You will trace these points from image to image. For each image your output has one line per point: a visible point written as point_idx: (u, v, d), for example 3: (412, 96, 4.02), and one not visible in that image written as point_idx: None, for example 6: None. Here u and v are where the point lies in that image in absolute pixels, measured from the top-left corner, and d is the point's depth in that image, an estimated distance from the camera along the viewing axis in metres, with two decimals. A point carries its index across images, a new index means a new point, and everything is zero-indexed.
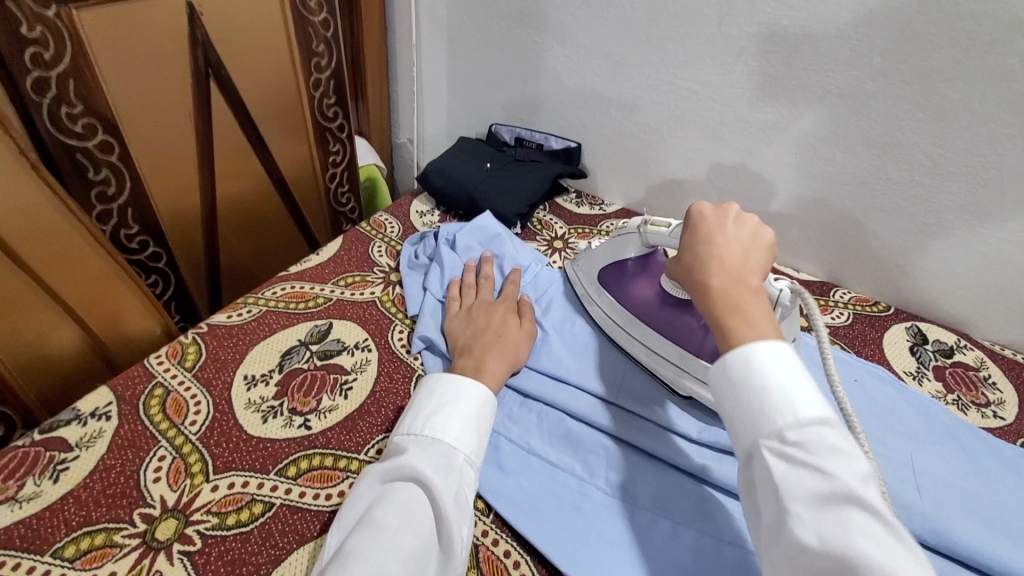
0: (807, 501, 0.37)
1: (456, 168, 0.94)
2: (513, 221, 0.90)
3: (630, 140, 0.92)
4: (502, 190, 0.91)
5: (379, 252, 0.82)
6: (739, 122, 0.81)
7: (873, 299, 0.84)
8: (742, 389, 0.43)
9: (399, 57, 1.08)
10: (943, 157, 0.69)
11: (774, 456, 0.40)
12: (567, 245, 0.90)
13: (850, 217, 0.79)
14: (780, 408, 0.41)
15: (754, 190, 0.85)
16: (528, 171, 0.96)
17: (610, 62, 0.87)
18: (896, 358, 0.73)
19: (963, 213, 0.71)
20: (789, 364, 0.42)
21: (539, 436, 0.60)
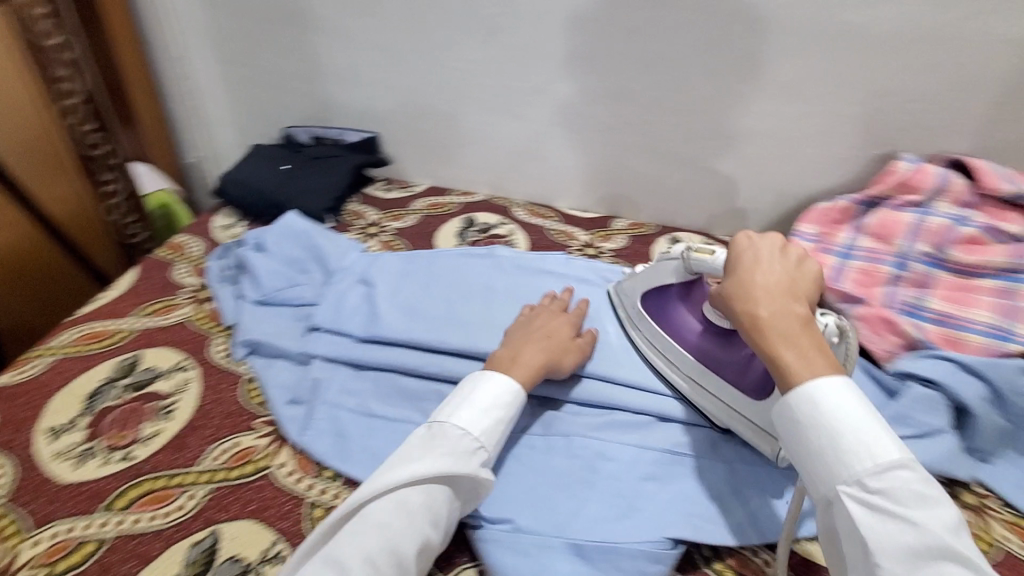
0: (901, 557, 0.40)
1: (252, 177, 0.93)
2: (324, 217, 0.92)
3: (421, 122, 0.98)
4: (305, 189, 0.92)
5: (183, 272, 0.79)
6: (505, 91, 0.90)
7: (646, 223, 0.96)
8: (808, 435, 0.46)
9: (167, 69, 1.02)
10: (659, 97, 0.83)
11: (853, 500, 0.42)
12: (380, 230, 0.92)
13: (611, 160, 0.92)
14: (856, 451, 0.43)
15: (533, 150, 0.95)
16: (328, 167, 0.97)
17: (383, 52, 0.92)
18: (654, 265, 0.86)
19: (687, 140, 0.86)
20: (858, 404, 0.45)
21: (376, 399, 0.64)
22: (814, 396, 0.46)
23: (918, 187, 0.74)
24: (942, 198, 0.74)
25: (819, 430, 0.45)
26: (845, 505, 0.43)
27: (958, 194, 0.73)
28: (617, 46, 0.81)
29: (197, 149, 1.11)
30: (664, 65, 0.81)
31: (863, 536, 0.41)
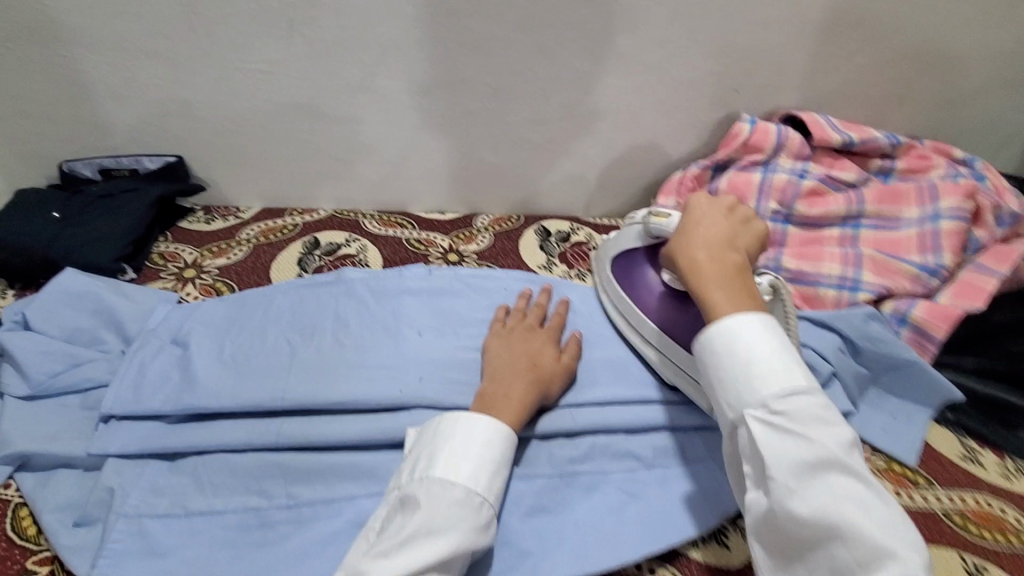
0: (791, 470, 0.42)
1: (9, 231, 0.72)
2: (116, 269, 0.74)
3: (232, 141, 0.81)
4: (92, 239, 0.74)
5: None
6: (325, 94, 0.76)
7: (509, 214, 0.91)
8: (725, 366, 0.47)
9: None
10: (496, 82, 0.75)
11: (759, 425, 0.44)
12: (201, 270, 0.78)
13: (461, 154, 0.84)
14: (764, 379, 0.45)
15: (373, 155, 0.83)
16: (118, 207, 0.77)
17: (160, 61, 0.72)
18: (530, 258, 0.83)
19: (536, 123, 0.80)
20: (766, 337, 0.46)
21: (199, 491, 0.53)
22: (734, 334, 0.47)
23: (760, 147, 0.77)
24: (784, 154, 0.77)
25: (738, 360, 0.46)
26: (746, 427, 0.45)
27: (795, 149, 0.77)
28: (444, 38, 0.71)
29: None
30: (495, 48, 0.72)
31: (764, 457, 0.43)
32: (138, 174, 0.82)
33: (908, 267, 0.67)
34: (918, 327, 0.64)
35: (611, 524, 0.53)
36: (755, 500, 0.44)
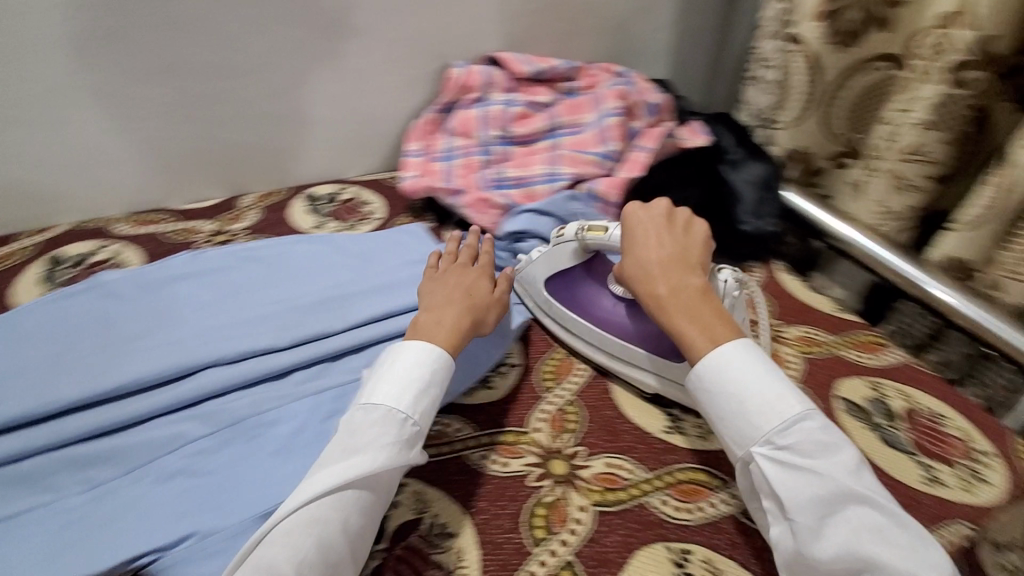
0: (819, 513, 0.46)
1: None
2: None
3: None
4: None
5: None
6: (22, 98, 0.72)
7: (273, 189, 0.94)
8: (717, 395, 0.52)
9: None
10: (212, 60, 0.79)
11: (766, 459, 0.49)
12: None
13: (203, 140, 0.85)
14: (762, 412, 0.50)
15: (103, 156, 0.80)
16: None
17: None
18: (301, 222, 0.88)
19: (267, 95, 0.85)
20: (754, 364, 0.52)
21: None
22: (721, 357, 0.53)
23: (472, 85, 0.91)
24: (492, 89, 0.92)
25: (728, 395, 0.52)
26: (758, 465, 0.50)
27: (499, 84, 0.92)
28: (138, 21, 0.72)
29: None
30: (196, 27, 0.76)
31: (780, 492, 0.48)
32: None
33: (590, 157, 0.87)
34: (601, 199, 0.85)
35: None
36: (779, 536, 0.48)
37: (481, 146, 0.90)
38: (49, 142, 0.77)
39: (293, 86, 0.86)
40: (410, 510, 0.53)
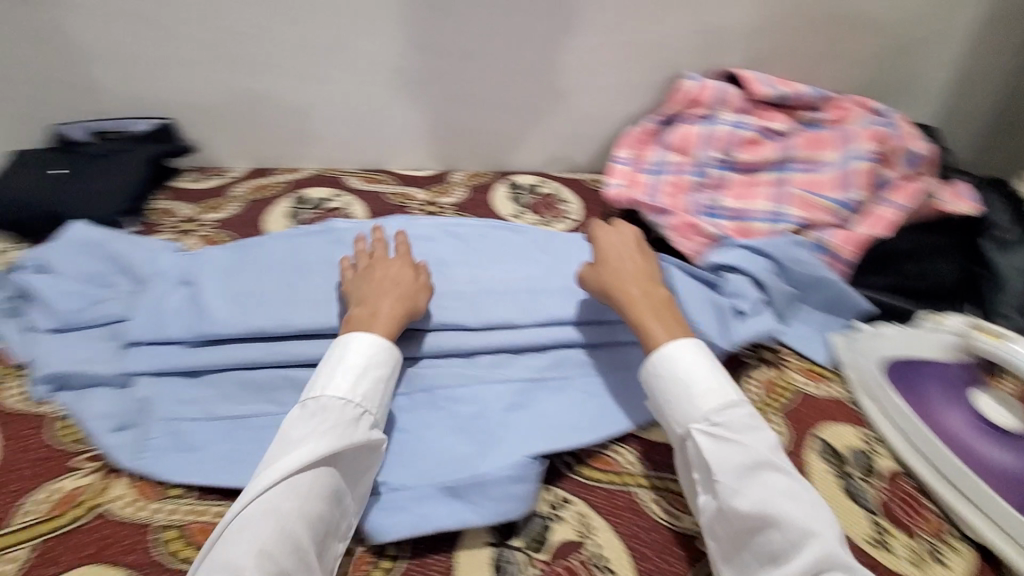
0: (734, 474, 0.53)
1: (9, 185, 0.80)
2: (122, 221, 0.83)
3: (137, 83, 0.92)
4: (86, 193, 0.82)
5: None
6: (213, 33, 0.88)
7: (482, 171, 1.09)
8: (670, 382, 0.59)
9: None
10: (391, 39, 0.91)
11: (704, 435, 0.56)
12: (197, 224, 0.88)
13: (416, 96, 0.99)
14: (705, 399, 0.57)
15: (305, 113, 0.99)
16: (116, 161, 0.87)
17: (54, 29, 0.86)
18: (503, 210, 0.98)
19: (456, 76, 0.96)
20: (704, 361, 0.59)
21: (181, 411, 0.61)
22: (672, 359, 0.60)
23: (633, 140, 0.97)
24: (686, 117, 0.95)
25: (683, 384, 0.58)
26: (694, 438, 0.56)
27: (697, 112, 0.94)
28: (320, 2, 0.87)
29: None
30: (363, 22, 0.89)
31: (709, 460, 0.55)
32: (130, 136, 0.95)
33: (827, 202, 0.86)
34: (833, 251, 0.84)
35: (576, 415, 0.64)
36: (708, 504, 0.55)
37: (653, 170, 0.94)
38: (258, 91, 0.95)
39: (490, 82, 0.98)
40: (546, 504, 0.58)
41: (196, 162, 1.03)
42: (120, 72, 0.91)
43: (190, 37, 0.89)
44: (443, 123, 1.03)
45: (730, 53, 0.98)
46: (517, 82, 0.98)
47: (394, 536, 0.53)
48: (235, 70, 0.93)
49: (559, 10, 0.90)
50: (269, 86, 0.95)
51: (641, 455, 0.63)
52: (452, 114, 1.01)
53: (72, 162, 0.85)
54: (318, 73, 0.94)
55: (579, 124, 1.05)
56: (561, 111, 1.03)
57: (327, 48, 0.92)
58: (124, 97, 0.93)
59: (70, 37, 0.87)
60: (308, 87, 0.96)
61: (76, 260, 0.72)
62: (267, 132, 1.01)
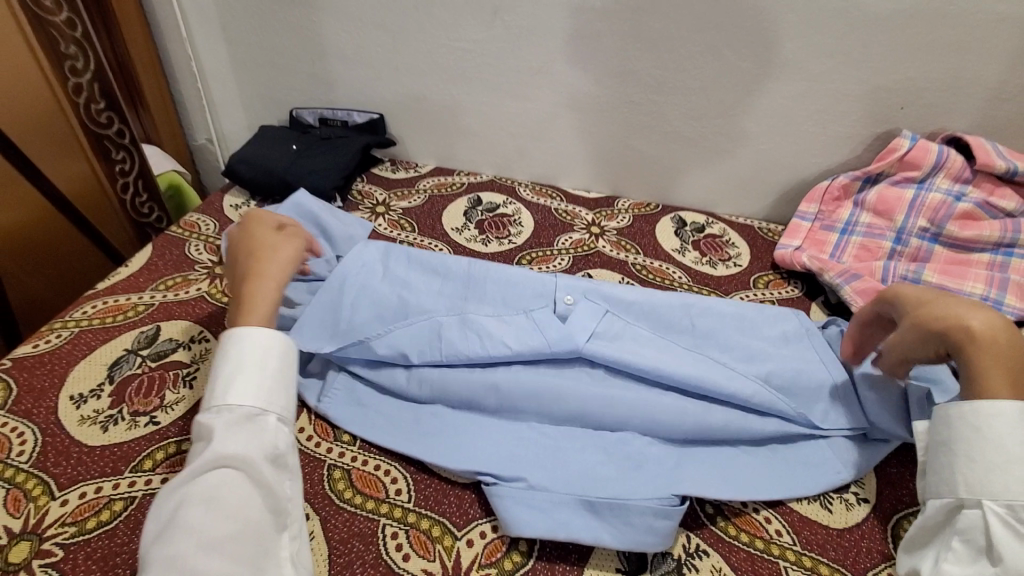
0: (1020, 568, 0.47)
1: (260, 155, 0.96)
2: (333, 196, 0.95)
3: (377, 84, 1.06)
4: (312, 168, 0.95)
5: (198, 250, 0.85)
6: (447, 53, 0.99)
7: (648, 201, 1.10)
8: (973, 443, 0.52)
9: (172, 54, 1.09)
10: (605, 76, 0.96)
11: (995, 517, 0.49)
12: (390, 209, 0.99)
13: (610, 124, 1.02)
14: (1014, 481, 0.49)
15: (501, 124, 1.07)
16: (335, 146, 1.01)
17: (318, 38, 1.02)
18: (665, 242, 0.98)
19: (653, 112, 0.98)
20: (1022, 442, 0.50)
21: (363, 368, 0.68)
22: (988, 419, 0.52)
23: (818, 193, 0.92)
24: (894, 177, 0.87)
25: (1001, 453, 0.50)
26: (986, 515, 0.49)
27: (908, 174, 0.86)
28: (547, 38, 0.94)
29: (207, 132, 1.19)
30: (581, 60, 0.95)
31: (992, 537, 0.48)
32: (348, 125, 1.09)
33: None
34: None
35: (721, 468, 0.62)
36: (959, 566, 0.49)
37: (844, 229, 0.89)
38: (468, 105, 1.05)
39: (683, 123, 0.98)
40: (682, 546, 0.57)
41: (390, 153, 1.15)
42: (354, 71, 1.05)
43: (421, 48, 0.99)
44: (620, 149, 1.05)
45: (958, 118, 0.88)
46: (708, 120, 0.97)
47: (531, 532, 0.54)
48: (447, 79, 1.02)
49: (769, 55, 0.88)
50: (472, 97, 1.04)
51: (796, 529, 0.59)
52: (636, 146, 1.04)
53: (305, 141, 1.00)
54: (525, 95, 1.02)
55: (761, 171, 1.02)
56: (746, 154, 1.00)
57: (533, 68, 0.98)
58: (352, 92, 1.07)
59: (323, 38, 1.02)
60: (506, 102, 1.03)
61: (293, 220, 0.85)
62: (456, 136, 1.10)
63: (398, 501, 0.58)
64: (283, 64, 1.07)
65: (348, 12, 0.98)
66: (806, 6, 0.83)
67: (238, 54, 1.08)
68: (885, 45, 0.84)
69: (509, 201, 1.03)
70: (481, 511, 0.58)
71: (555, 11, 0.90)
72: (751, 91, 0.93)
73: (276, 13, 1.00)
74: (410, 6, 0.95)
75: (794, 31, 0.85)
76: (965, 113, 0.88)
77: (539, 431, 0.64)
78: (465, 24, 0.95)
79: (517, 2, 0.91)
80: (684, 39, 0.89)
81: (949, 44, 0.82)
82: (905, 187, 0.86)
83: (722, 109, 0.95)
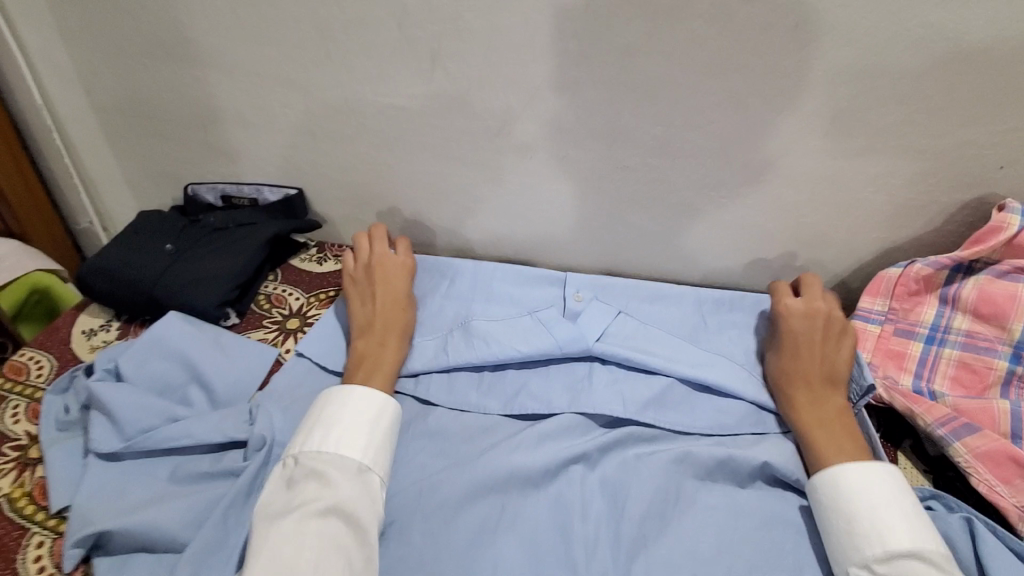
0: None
1: (119, 259, 0.70)
2: (221, 313, 0.69)
3: (292, 153, 0.80)
4: (190, 278, 0.70)
5: (13, 415, 0.59)
6: (377, 111, 0.74)
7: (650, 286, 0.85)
8: (834, 508, 0.52)
9: (27, 123, 0.84)
10: (587, 136, 0.71)
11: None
12: (304, 323, 0.73)
13: (596, 196, 0.77)
14: (869, 538, 0.49)
15: (455, 196, 0.81)
16: (230, 239, 0.75)
17: (207, 98, 0.77)
18: None
19: (651, 180, 0.73)
20: (874, 492, 0.51)
21: None
22: (831, 480, 0.53)
23: (889, 284, 0.67)
24: (998, 265, 0.62)
25: (841, 513, 0.51)
26: None
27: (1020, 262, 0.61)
28: (507, 90, 0.69)
29: (87, 214, 0.94)
30: (555, 115, 0.70)
31: None
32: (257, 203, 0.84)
33: None
34: None
35: None
36: None
37: (932, 335, 0.64)
38: (411, 176, 0.80)
39: (694, 192, 0.74)
40: None
41: (319, 236, 0.90)
42: (260, 138, 0.80)
43: (340, 106, 0.74)
44: (612, 225, 0.80)
45: None
46: (729, 187, 0.72)
47: None
48: (379, 144, 0.77)
49: (814, 104, 0.63)
50: (416, 167, 0.79)
51: None
52: (634, 221, 0.79)
53: (189, 235, 0.74)
54: (484, 161, 0.77)
55: (799, 249, 0.77)
56: (781, 229, 0.75)
57: (491, 128, 0.73)
58: (260, 163, 0.82)
59: (213, 98, 0.77)
60: (458, 171, 0.78)
61: (148, 365, 0.59)
62: (401, 213, 0.85)
63: None
64: (169, 131, 0.82)
65: (240, 63, 0.72)
66: (868, 37, 0.58)
67: (111, 121, 0.83)
68: (983, 88, 0.59)
69: None
70: None
71: (513, 54, 0.66)
72: (788, 150, 0.68)
73: (149, 68, 0.76)
74: (320, 54, 0.70)
75: (851, 71, 0.60)
76: None
77: None
78: (395, 75, 0.70)
79: (462, 44, 0.66)
80: (695, 86, 0.64)
81: None
82: (1017, 280, 0.61)
83: (744, 175, 0.71)
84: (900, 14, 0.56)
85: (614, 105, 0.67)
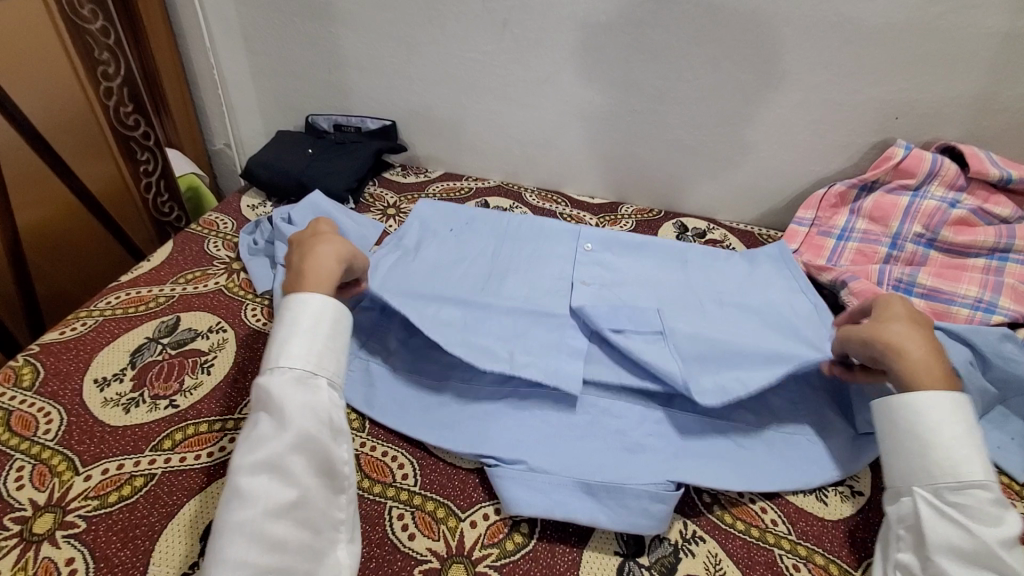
0: (938, 517, 0.50)
1: (276, 158, 1.00)
2: (345, 197, 0.99)
3: (392, 92, 1.10)
4: (327, 171, 0.99)
5: (216, 246, 0.88)
6: (458, 62, 1.03)
7: (650, 208, 1.14)
8: (909, 433, 0.54)
9: (196, 62, 1.14)
10: (609, 84, 0.99)
11: (928, 504, 0.51)
12: (399, 211, 1.02)
13: (614, 132, 1.05)
14: (944, 470, 0.52)
15: (509, 131, 1.10)
16: (349, 151, 1.05)
17: (336, 48, 1.06)
18: None
19: (654, 120, 1.01)
20: (943, 423, 0.53)
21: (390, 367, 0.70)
22: (910, 406, 0.55)
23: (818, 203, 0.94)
24: (890, 184, 0.89)
25: (920, 438, 0.53)
26: (915, 503, 0.52)
27: (903, 181, 0.88)
28: (554, 48, 0.97)
29: (226, 137, 1.24)
30: (585, 70, 0.98)
31: (926, 521, 0.51)
32: (361, 131, 1.14)
33: None
34: None
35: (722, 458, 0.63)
36: (906, 561, 0.51)
37: (841, 235, 0.91)
38: (477, 115, 1.09)
39: (684, 131, 1.02)
40: (679, 533, 0.57)
41: (401, 159, 1.19)
42: (369, 80, 1.09)
43: (431, 58, 1.03)
44: (624, 157, 1.08)
45: (953, 129, 0.91)
46: (709, 128, 1.00)
47: (531, 511, 0.55)
48: (458, 87, 1.06)
49: (769, 66, 0.91)
50: (481, 107, 1.08)
51: (792, 521, 0.59)
52: (639, 154, 1.07)
53: (320, 146, 1.04)
54: (533, 102, 1.05)
55: (759, 180, 1.05)
56: (746, 161, 1.03)
57: (540, 78, 1.01)
58: (366, 100, 1.12)
59: (340, 49, 1.06)
60: (513, 110, 1.07)
61: (309, 218, 0.89)
62: (465, 143, 1.14)
63: (404, 484, 0.59)
64: (301, 73, 1.11)
65: (364, 22, 1.02)
66: (803, 20, 0.86)
67: (257, 63, 1.12)
68: (880, 59, 0.87)
69: (515, 205, 1.08)
70: (484, 495, 0.59)
71: (562, 23, 0.94)
72: (751, 101, 0.96)
73: (296, 24, 1.05)
74: (424, 19, 0.99)
75: (792, 44, 0.88)
76: (961, 124, 0.91)
77: (540, 419, 0.65)
78: (476, 36, 0.99)
79: (526, 15, 0.95)
80: (687, 51, 0.92)
81: (943, 58, 0.85)
82: (900, 194, 0.88)
83: (721, 117, 0.98)
84: (820, 4, 0.84)
85: (630, 63, 0.96)
